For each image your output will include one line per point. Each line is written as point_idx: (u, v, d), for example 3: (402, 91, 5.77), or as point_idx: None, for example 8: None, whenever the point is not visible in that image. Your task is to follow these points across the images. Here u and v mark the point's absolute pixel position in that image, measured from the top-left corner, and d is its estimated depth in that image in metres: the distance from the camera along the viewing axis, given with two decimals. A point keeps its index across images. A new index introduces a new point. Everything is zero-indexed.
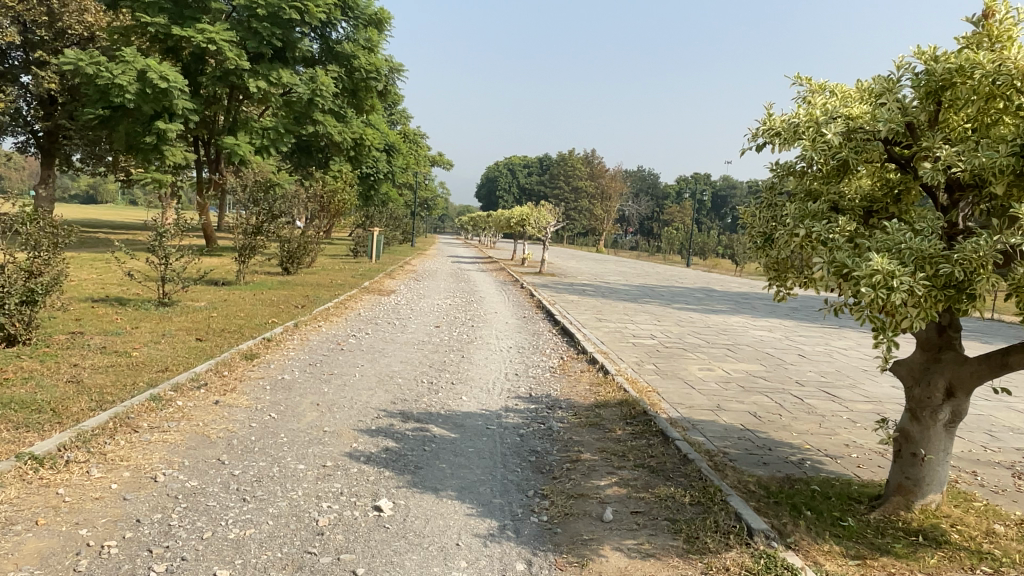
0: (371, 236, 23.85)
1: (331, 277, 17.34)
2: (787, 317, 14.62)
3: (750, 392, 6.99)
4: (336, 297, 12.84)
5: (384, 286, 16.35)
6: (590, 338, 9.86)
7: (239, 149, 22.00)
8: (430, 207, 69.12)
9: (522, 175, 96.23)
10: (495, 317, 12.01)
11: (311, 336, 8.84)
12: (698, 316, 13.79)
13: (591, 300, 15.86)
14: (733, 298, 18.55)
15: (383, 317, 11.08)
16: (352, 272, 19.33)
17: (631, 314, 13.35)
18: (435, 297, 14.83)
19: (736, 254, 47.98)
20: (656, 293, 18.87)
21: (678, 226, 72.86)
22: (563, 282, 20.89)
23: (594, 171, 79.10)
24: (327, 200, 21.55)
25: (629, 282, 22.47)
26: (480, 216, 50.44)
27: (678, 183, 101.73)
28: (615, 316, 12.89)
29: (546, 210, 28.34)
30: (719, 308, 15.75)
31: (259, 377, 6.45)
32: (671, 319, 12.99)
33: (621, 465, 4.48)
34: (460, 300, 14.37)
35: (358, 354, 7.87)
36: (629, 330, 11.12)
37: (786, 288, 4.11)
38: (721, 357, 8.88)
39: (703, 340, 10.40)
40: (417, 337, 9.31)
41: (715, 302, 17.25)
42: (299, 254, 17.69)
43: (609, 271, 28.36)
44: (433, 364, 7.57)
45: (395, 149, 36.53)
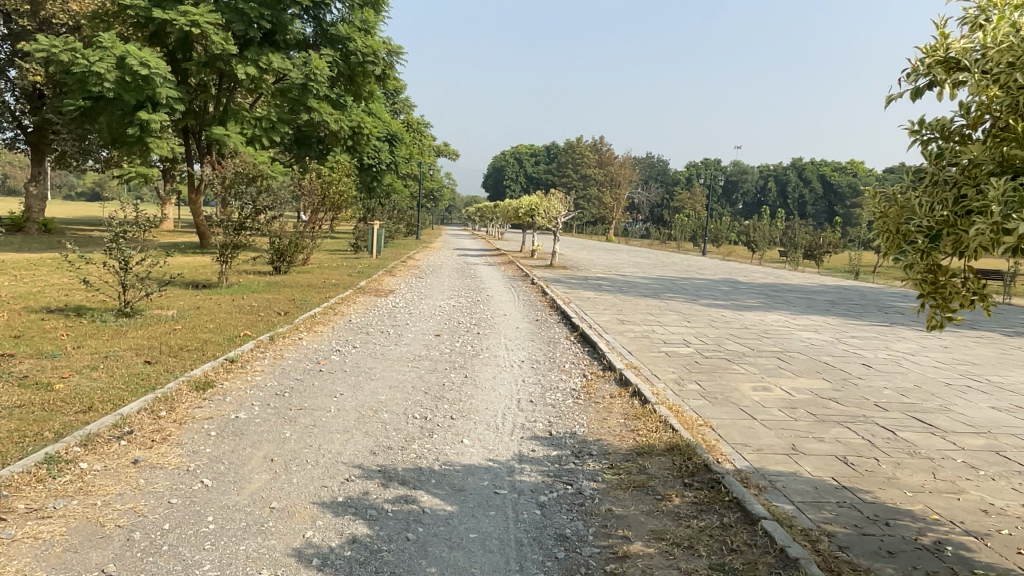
0: (372, 230, 22.49)
1: (325, 275, 15.93)
2: (831, 313, 13.10)
3: (825, 422, 5.57)
4: (326, 301, 11.45)
5: (383, 286, 14.97)
6: (616, 348, 8.42)
7: (229, 140, 20.65)
8: (437, 199, 67.77)
9: (530, 164, 94.52)
10: (504, 321, 10.59)
11: (286, 354, 7.46)
12: (731, 314, 12.33)
13: (609, 297, 14.43)
14: (762, 292, 17.05)
15: (376, 324, 9.68)
16: (350, 269, 17.94)
17: (657, 314, 11.87)
18: (437, 296, 13.43)
19: (753, 242, 46.26)
20: (679, 287, 17.38)
21: (689, 213, 71.04)
22: (576, 276, 19.46)
23: (603, 159, 77.35)
24: (323, 194, 20.16)
25: (647, 275, 20.99)
26: (487, 207, 49.02)
27: (688, 169, 99.74)
28: (638, 317, 11.41)
29: (556, 198, 26.86)
30: (751, 304, 14.24)
31: (204, 419, 5.08)
32: (702, 318, 11.52)
33: (690, 567, 3.07)
34: (464, 300, 12.97)
35: (338, 378, 6.48)
36: (658, 334, 9.66)
37: (948, 310, 2.84)
38: (774, 370, 7.46)
39: (745, 346, 8.97)
40: (413, 350, 7.91)
41: (745, 296, 15.73)
42: (290, 251, 16.32)
43: (624, 262, 26.83)
44: (428, 391, 6.14)
45: (397, 138, 35.11)
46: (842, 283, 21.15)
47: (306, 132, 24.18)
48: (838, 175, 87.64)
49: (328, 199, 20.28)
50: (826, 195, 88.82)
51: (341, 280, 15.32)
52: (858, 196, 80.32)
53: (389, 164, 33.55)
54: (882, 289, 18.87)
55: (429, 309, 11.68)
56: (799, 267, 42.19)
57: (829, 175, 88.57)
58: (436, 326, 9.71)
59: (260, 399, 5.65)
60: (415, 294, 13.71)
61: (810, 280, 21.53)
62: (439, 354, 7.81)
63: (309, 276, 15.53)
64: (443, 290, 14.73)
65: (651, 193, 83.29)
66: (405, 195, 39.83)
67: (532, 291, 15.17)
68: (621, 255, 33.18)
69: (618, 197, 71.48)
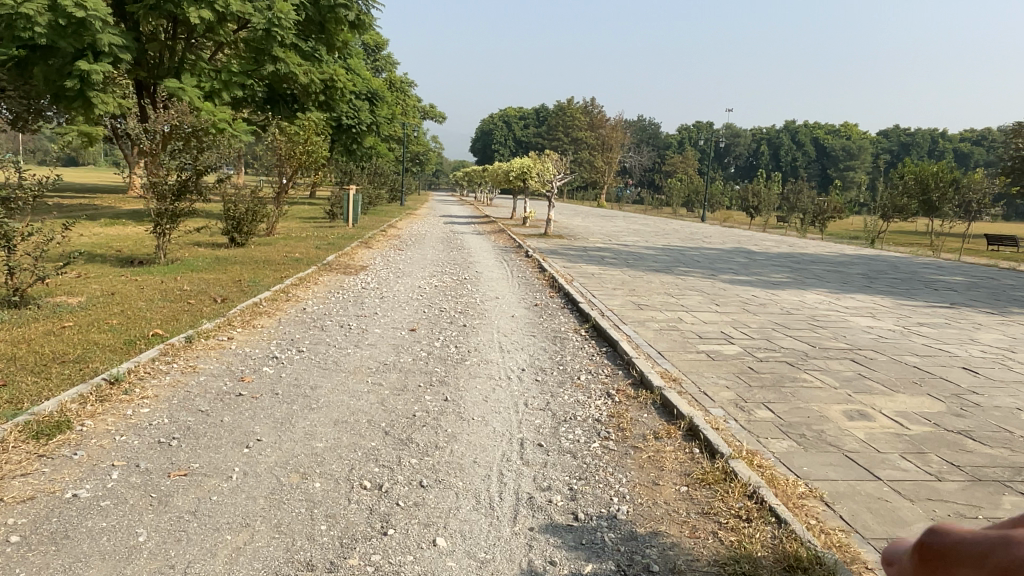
0: (348, 196, 20.36)
1: (287, 248, 13.74)
2: (875, 291, 11.23)
3: (985, 483, 3.70)
4: (280, 283, 9.41)
5: (356, 260, 12.97)
6: (641, 347, 6.49)
7: (185, 95, 18.24)
8: (422, 162, 65.07)
9: (518, 126, 91.63)
10: (496, 307, 8.61)
11: (199, 365, 5.48)
12: (764, 293, 10.43)
13: (616, 271, 12.50)
14: (784, 264, 15.16)
15: (334, 316, 7.67)
16: (321, 240, 15.80)
17: (679, 295, 9.91)
18: (418, 273, 11.49)
19: (752, 206, 44.44)
20: (691, 258, 15.46)
21: (682, 177, 69.13)
22: (574, 247, 17.47)
23: (594, 121, 74.81)
24: (288, 154, 17.97)
25: (650, 245, 19.05)
26: (474, 170, 46.55)
27: (679, 131, 97.43)
28: (658, 301, 9.44)
29: (550, 160, 24.75)
30: (780, 280, 12.34)
31: (16, 505, 3.17)
32: (734, 301, 9.60)
33: None
34: (449, 279, 10.99)
35: (259, 409, 4.52)
36: (689, 325, 7.74)
37: None
38: (860, 382, 5.59)
39: (802, 341, 7.09)
40: (375, 357, 5.91)
41: (767, 270, 13.84)
42: (249, 221, 14.09)
43: (623, 230, 24.88)
44: (390, 432, 4.20)
45: (378, 97, 32.58)
46: (864, 253, 19.30)
47: (274, 85, 21.76)
48: (833, 138, 85.91)
49: (295, 160, 18.10)
50: (820, 159, 87.15)
51: (306, 253, 13.19)
52: (853, 159, 78.78)
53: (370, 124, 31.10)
54: (911, 259, 17.05)
55: (406, 291, 9.66)
56: (799, 234, 40.56)
57: (824, 138, 86.78)
58: (413, 317, 7.71)
59: (127, 458, 3.74)
60: (392, 271, 11.73)
61: (827, 250, 19.68)
62: (410, 361, 5.84)
63: (271, 248, 13.35)
64: (424, 265, 12.75)
65: (643, 156, 81.12)
66: (387, 157, 37.39)
67: (526, 266, 13.16)
68: (617, 221, 31.25)
69: (610, 160, 69.36)
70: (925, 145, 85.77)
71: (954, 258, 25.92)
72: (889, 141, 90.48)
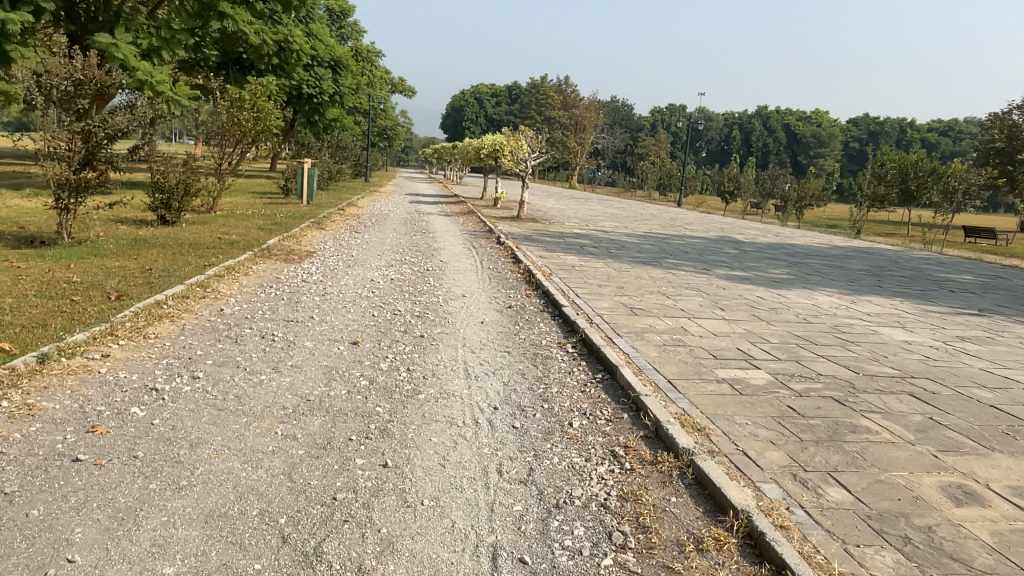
0: (303, 170, 18.52)
1: (223, 228, 12.00)
2: (889, 293, 10.02)
3: None
4: (200, 273, 7.74)
5: (303, 245, 11.29)
6: (648, 375, 5.04)
7: (118, 52, 16.12)
8: (390, 138, 62.70)
9: (490, 104, 89.36)
10: (462, 311, 7.09)
11: (39, 405, 3.87)
12: (772, 294, 9.12)
13: (600, 264, 11.06)
14: (779, 256, 13.92)
15: (256, 321, 6.06)
16: (266, 218, 14.08)
17: (675, 296, 8.52)
18: (371, 263, 9.90)
19: (727, 191, 43.50)
20: (678, 249, 14.12)
21: (655, 159, 68.11)
22: (550, 233, 15.99)
23: (567, 100, 73.18)
24: (232, 126, 16.20)
25: (630, 232, 17.68)
26: (443, 146, 44.58)
27: (652, 113, 96.34)
28: (652, 303, 8.03)
29: (524, 136, 23.15)
30: (781, 277, 11.06)
31: None
32: (739, 305, 8.24)
33: None
34: (408, 271, 9.40)
35: (93, 493, 2.97)
36: (696, 339, 6.35)
37: None
38: (939, 432, 4.26)
39: (839, 363, 5.77)
40: (296, 390, 4.36)
41: (762, 264, 12.55)
42: (180, 196, 12.30)
43: (599, 214, 23.47)
44: (289, 539, 2.71)
45: (342, 65, 30.40)
46: (855, 245, 18.17)
47: (223, 45, 19.65)
48: (804, 124, 85.70)
49: (239, 132, 16.34)
50: (790, 145, 87.15)
51: (244, 234, 11.47)
52: (822, 146, 78.96)
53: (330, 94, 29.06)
54: (908, 254, 15.94)
55: (355, 286, 8.06)
56: (775, 221, 39.77)
57: (795, 125, 86.59)
58: (356, 324, 6.14)
59: None
60: (344, 259, 10.10)
61: (816, 241, 18.54)
62: (342, 395, 4.31)
63: (203, 228, 11.61)
64: (380, 251, 11.15)
65: (616, 138, 79.83)
66: (352, 131, 35.25)
67: (496, 254, 11.67)
68: (592, 205, 29.85)
69: (583, 141, 67.95)
70: (894, 134, 86.09)
71: (938, 250, 25.15)
72: (859, 128, 90.75)
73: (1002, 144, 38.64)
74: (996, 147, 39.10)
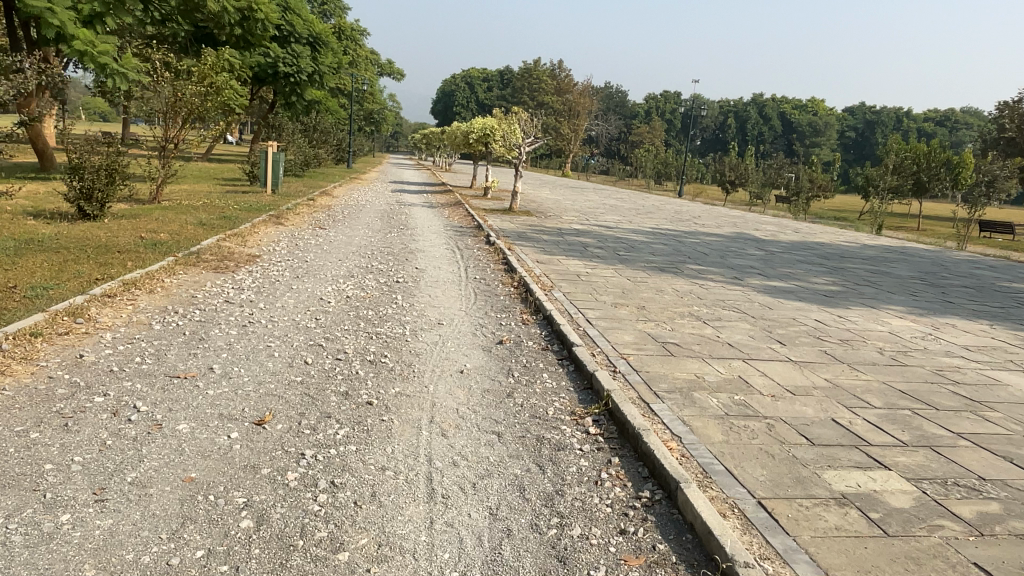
0: (267, 154, 16.38)
1: (152, 223, 9.90)
2: (967, 313, 8.13)
3: None
4: (81, 293, 5.69)
5: (249, 245, 9.22)
6: (729, 493, 3.09)
7: (54, 19, 13.75)
8: (376, 122, 60.26)
9: (481, 89, 86.86)
10: (436, 352, 5.11)
11: None
12: (832, 317, 7.20)
13: (610, 272, 9.11)
14: (812, 260, 12.01)
15: (119, 381, 4.03)
16: (213, 210, 11.99)
17: (714, 321, 6.59)
18: (327, 273, 7.83)
19: (729, 181, 41.51)
20: (696, 250, 12.20)
21: (650, 147, 66.14)
22: (547, 229, 14.04)
23: (561, 86, 70.90)
24: (176, 102, 14.24)
25: (636, 228, 15.72)
26: (430, 131, 42.37)
27: (647, 101, 94.18)
28: (688, 332, 6.09)
29: (515, 119, 21.12)
30: (829, 289, 9.14)
31: None
32: (800, 335, 6.32)
33: None
34: (372, 284, 7.38)
35: None
36: (767, 401, 4.41)
37: None
38: None
39: (993, 451, 3.85)
40: (109, 554, 2.40)
41: (798, 270, 10.60)
42: (104, 184, 10.05)
43: (598, 206, 21.48)
44: None
45: (321, 42, 28.03)
46: (885, 244, 16.27)
47: (179, 13, 17.34)
48: (801, 114, 83.85)
49: (186, 108, 14.39)
50: (787, 134, 85.32)
51: (177, 232, 9.40)
52: (818, 136, 77.46)
53: (308, 74, 26.86)
54: (952, 257, 14.03)
55: (293, 309, 6.02)
56: (777, 213, 37.99)
57: (793, 114, 84.67)
58: (272, 383, 4.13)
59: None
60: (293, 266, 8.04)
61: (842, 239, 16.59)
62: (191, 568, 2.35)
63: (124, 224, 9.51)
64: (341, 255, 9.13)
65: (610, 125, 77.66)
66: (333, 114, 33.00)
67: (485, 259, 9.69)
68: (590, 195, 27.83)
69: (577, 128, 65.88)
70: (892, 124, 84.23)
71: (960, 246, 23.26)
72: (856, 116, 88.92)
73: (1013, 134, 36.84)
74: (1007, 137, 37.30)
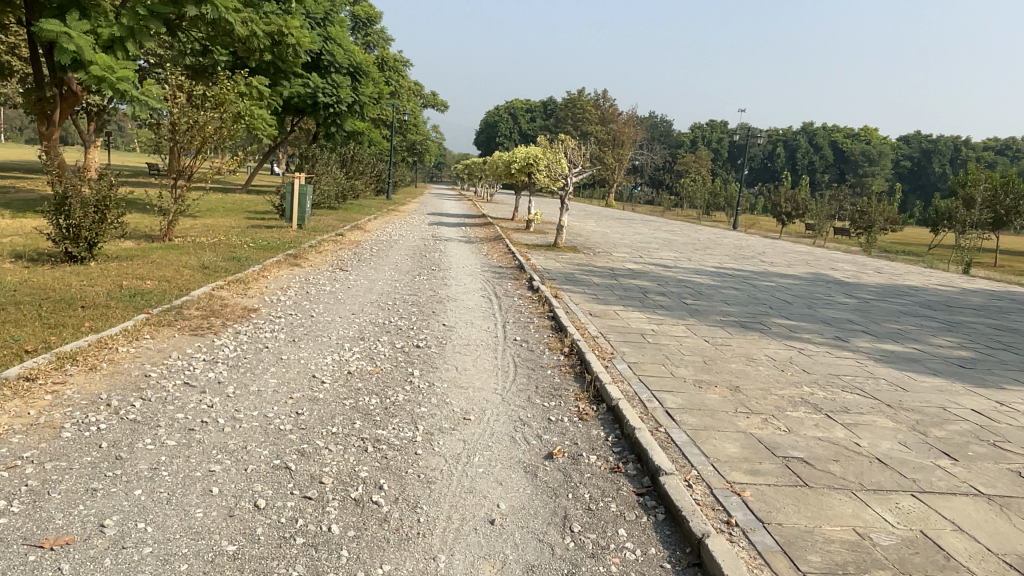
0: (293, 186, 15.22)
1: (143, 266, 8.58)
2: None
3: None
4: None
5: (249, 294, 7.79)
6: None
7: (70, 44, 12.75)
8: (419, 153, 59.77)
9: (524, 120, 86.30)
10: (458, 479, 3.48)
11: None
12: (993, 405, 5.36)
13: (682, 331, 7.41)
14: (918, 311, 10.09)
15: None
16: (222, 249, 10.71)
17: (839, 415, 4.85)
18: (332, 334, 6.27)
19: (785, 213, 39.19)
20: (776, 298, 10.40)
21: (697, 177, 64.02)
22: (598, 269, 12.41)
23: (605, 115, 69.47)
24: (187, 130, 13.08)
25: (697, 267, 13.96)
26: (473, 161, 41.32)
27: (693, 131, 92.21)
28: (812, 436, 4.36)
29: (560, 148, 19.70)
30: (961, 354, 7.26)
31: None
32: (969, 439, 4.53)
33: None
34: (385, 351, 5.82)
35: None
36: None
37: None
38: None
39: None
40: None
41: (908, 327, 8.71)
42: (94, 223, 8.86)
43: (651, 241, 19.78)
44: None
45: (363, 71, 26.96)
46: (987, 288, 14.15)
47: (208, 39, 16.33)
48: (855, 144, 80.81)
49: (197, 138, 13.21)
50: (839, 163, 82.12)
51: (168, 278, 8.04)
52: (872, 165, 74.38)
53: (346, 103, 25.88)
54: None
55: (271, 396, 4.48)
56: (839, 246, 35.56)
57: (846, 143, 81.68)
58: (185, 565, 2.55)
59: None
60: (293, 324, 6.53)
61: (936, 282, 14.47)
62: None
63: (109, 270, 8.22)
64: (355, 306, 7.62)
65: (656, 154, 75.91)
66: (374, 143, 32.09)
67: (528, 309, 8.05)
68: (639, 228, 26.07)
69: (621, 157, 64.28)
70: (953, 152, 80.35)
71: None
72: (912, 143, 85.16)
73: None
74: None
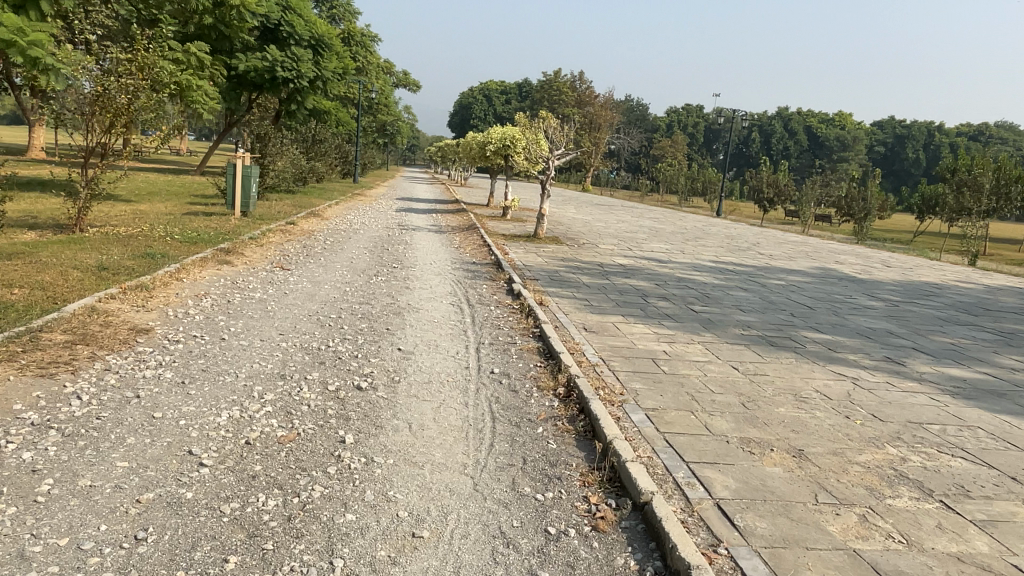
0: (235, 168, 13.33)
1: (17, 269, 6.71)
2: None
3: None
4: None
5: (150, 307, 6.03)
6: None
7: None
8: (390, 134, 57.56)
9: (499, 102, 84.33)
10: None
11: None
12: None
13: (701, 353, 5.86)
14: (959, 318, 8.66)
15: None
16: (137, 243, 8.86)
17: (962, 507, 3.36)
18: (243, 370, 4.60)
19: (767, 199, 38.00)
20: (795, 300, 8.93)
21: (674, 161, 62.49)
22: (586, 265, 10.82)
23: (582, 97, 67.65)
24: (97, 98, 10.98)
25: (694, 261, 12.44)
26: (446, 143, 39.50)
27: (670, 114, 90.87)
28: (946, 556, 2.86)
29: (539, 128, 18.06)
30: None
31: None
32: None
33: None
34: (311, 399, 4.18)
35: None
36: None
37: None
38: None
39: None
40: None
41: (962, 342, 7.28)
42: None
43: (638, 230, 18.28)
44: None
45: (325, 44, 24.65)
46: (1010, 285, 12.84)
47: None
48: (831, 129, 80.19)
49: (110, 108, 11.06)
50: (815, 148, 81.46)
51: (46, 284, 6.23)
52: (848, 150, 73.82)
53: (308, 78, 23.68)
54: None
55: (104, 502, 2.80)
56: (824, 233, 34.46)
57: (822, 128, 81.05)
58: None
59: None
60: (193, 355, 4.84)
61: (953, 278, 13.15)
62: None
63: None
64: (287, 323, 5.96)
65: (632, 138, 74.48)
66: (340, 122, 30.02)
67: (507, 323, 6.43)
68: (621, 214, 24.50)
69: (598, 141, 62.47)
70: (926, 138, 80.05)
71: None
72: (888, 128, 84.76)
73: None
74: None
